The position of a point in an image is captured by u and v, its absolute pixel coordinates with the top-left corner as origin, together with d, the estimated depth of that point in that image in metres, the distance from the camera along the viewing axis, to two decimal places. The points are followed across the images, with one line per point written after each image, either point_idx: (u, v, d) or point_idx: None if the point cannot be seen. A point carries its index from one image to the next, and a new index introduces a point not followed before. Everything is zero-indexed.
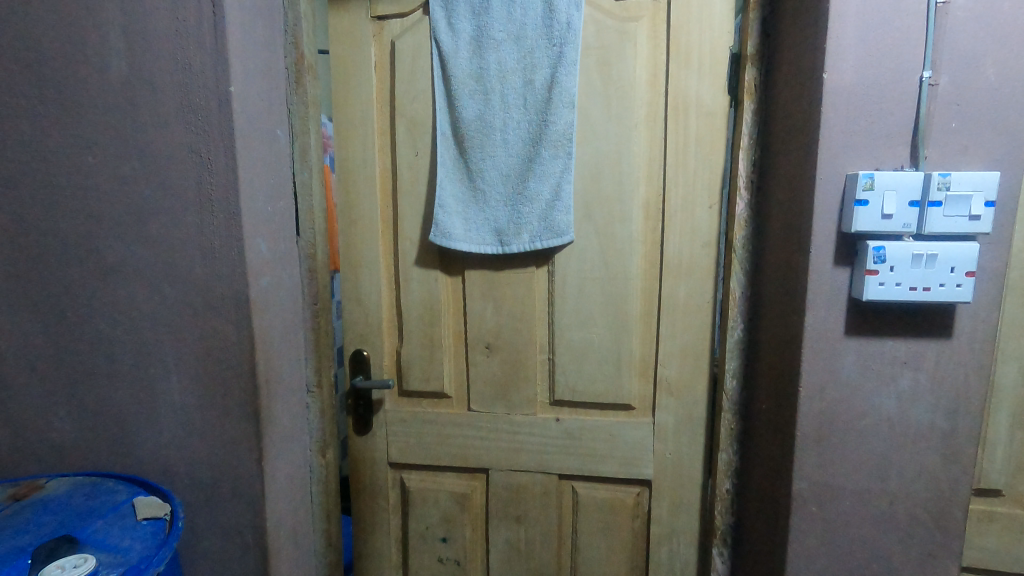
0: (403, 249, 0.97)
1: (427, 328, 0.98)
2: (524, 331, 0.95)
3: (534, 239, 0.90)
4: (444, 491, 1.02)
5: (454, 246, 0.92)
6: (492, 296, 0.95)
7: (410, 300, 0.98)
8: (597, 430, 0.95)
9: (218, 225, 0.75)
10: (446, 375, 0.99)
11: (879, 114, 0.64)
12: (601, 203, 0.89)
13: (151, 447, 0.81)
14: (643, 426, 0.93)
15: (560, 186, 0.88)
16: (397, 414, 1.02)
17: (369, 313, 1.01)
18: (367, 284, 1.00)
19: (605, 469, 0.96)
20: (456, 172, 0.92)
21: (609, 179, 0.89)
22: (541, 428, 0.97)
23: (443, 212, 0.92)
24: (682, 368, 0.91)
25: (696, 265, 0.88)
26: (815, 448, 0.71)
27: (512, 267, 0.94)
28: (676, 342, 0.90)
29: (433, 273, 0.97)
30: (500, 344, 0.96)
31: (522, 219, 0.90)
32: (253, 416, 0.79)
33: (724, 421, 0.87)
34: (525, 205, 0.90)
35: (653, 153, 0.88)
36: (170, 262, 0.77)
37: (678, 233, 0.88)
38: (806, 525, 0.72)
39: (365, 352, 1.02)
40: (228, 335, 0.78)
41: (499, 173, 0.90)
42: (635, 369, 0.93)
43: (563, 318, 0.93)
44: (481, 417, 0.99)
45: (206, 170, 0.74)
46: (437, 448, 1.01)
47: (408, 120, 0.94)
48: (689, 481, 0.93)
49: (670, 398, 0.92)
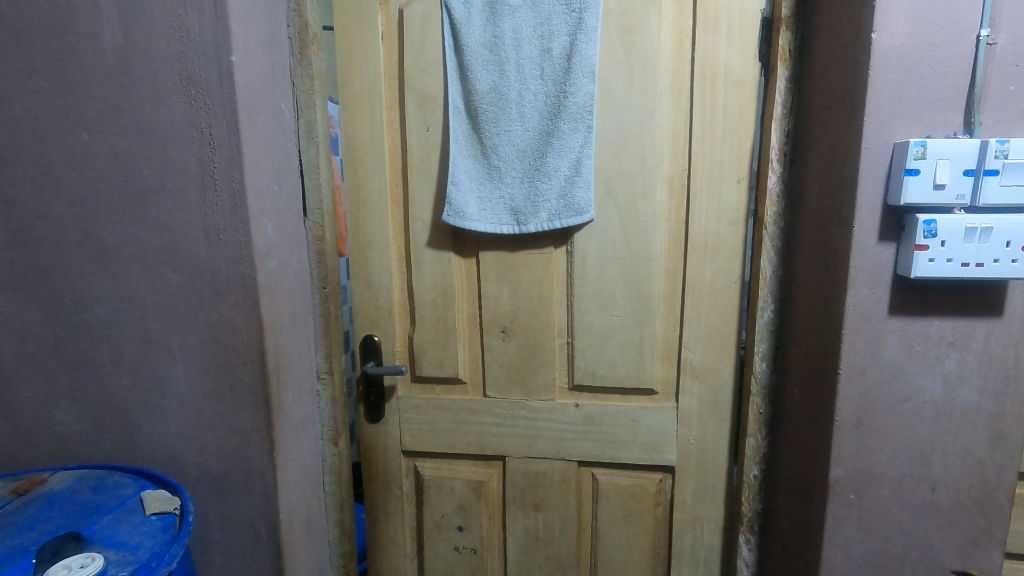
0: (414, 230, 0.94)
1: (440, 312, 0.95)
2: (541, 314, 0.92)
3: (553, 217, 0.86)
4: (459, 479, 1.00)
5: (468, 226, 0.88)
6: (508, 277, 0.92)
7: (422, 283, 0.95)
8: (618, 416, 0.92)
9: (222, 204, 0.71)
10: (460, 360, 0.96)
11: (931, 77, 0.59)
12: (624, 181, 0.85)
13: (157, 438, 0.78)
14: (666, 411, 0.90)
15: (580, 161, 0.84)
16: (410, 401, 0.99)
17: (379, 297, 0.97)
18: (377, 267, 0.96)
19: (626, 456, 0.93)
20: (470, 147, 0.88)
21: (632, 153, 0.84)
22: (561, 414, 0.94)
23: (456, 190, 0.88)
24: (707, 351, 0.87)
25: (723, 243, 0.84)
26: (855, 433, 0.67)
27: (528, 247, 0.90)
28: (701, 323, 0.86)
29: (445, 254, 0.93)
30: (517, 327, 0.93)
31: (540, 197, 0.86)
32: (263, 405, 0.76)
33: (752, 405, 0.83)
34: (543, 181, 0.85)
35: (678, 125, 0.83)
36: (172, 245, 0.73)
37: (704, 210, 0.84)
38: (844, 512, 0.69)
39: (376, 337, 0.98)
40: (236, 322, 0.74)
41: (515, 148, 0.86)
42: (658, 353, 0.89)
43: (582, 300, 0.89)
44: (497, 403, 0.96)
45: (208, 147, 0.70)
46: (452, 436, 0.99)
47: (418, 93, 0.90)
48: (714, 468, 0.90)
49: (694, 382, 0.88)
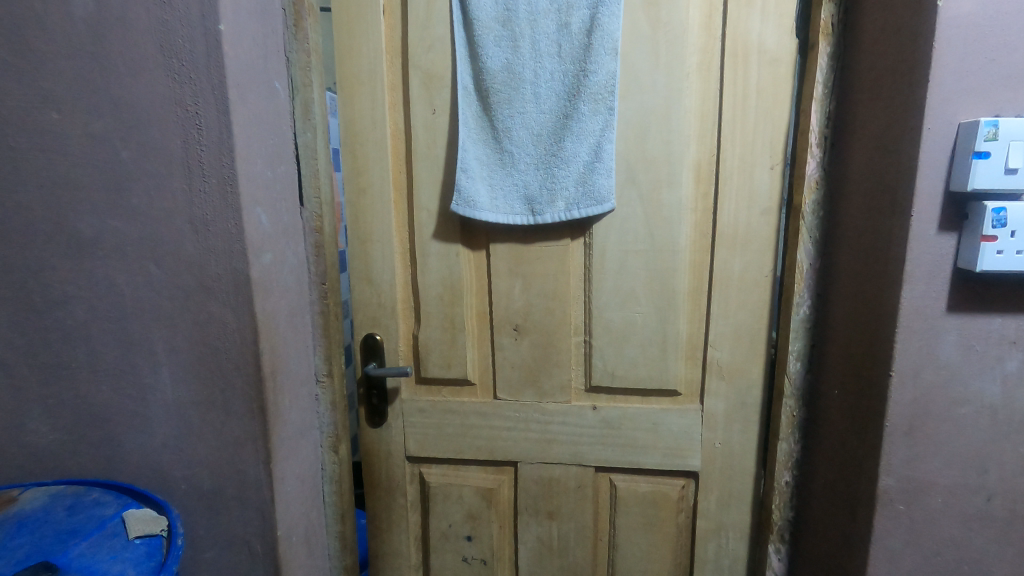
0: (419, 221, 0.87)
1: (448, 309, 0.89)
2: (556, 311, 0.86)
3: (570, 207, 0.80)
4: (467, 486, 0.94)
5: (478, 216, 0.82)
6: (521, 272, 0.86)
7: (429, 278, 0.89)
8: (639, 419, 0.86)
9: (211, 192, 0.64)
10: (469, 360, 0.91)
11: (1002, 50, 0.53)
12: (648, 169, 0.79)
13: (141, 449, 0.71)
14: (690, 414, 0.85)
15: (600, 146, 0.77)
16: (415, 404, 0.93)
17: (382, 293, 0.91)
18: (379, 261, 0.90)
19: (647, 461, 0.87)
20: (480, 131, 0.81)
21: (656, 137, 0.78)
22: (578, 417, 0.88)
23: (466, 177, 0.81)
24: (735, 350, 0.82)
25: (754, 235, 0.78)
26: (906, 440, 0.62)
27: (543, 240, 0.84)
28: (728, 320, 0.81)
29: (453, 247, 0.87)
30: (530, 325, 0.87)
31: (557, 184, 0.80)
32: (258, 413, 0.69)
33: (785, 408, 0.78)
34: (560, 168, 0.79)
35: (706, 107, 0.77)
36: (155, 237, 0.66)
37: (734, 199, 0.78)
38: (891, 523, 0.64)
39: (378, 336, 0.92)
40: (227, 322, 0.67)
41: (530, 132, 0.79)
42: (682, 351, 0.84)
43: (601, 295, 0.84)
44: (509, 406, 0.90)
45: (194, 127, 0.63)
46: (459, 440, 0.93)
47: (423, 73, 0.83)
48: (740, 473, 0.85)
49: (720, 383, 0.83)
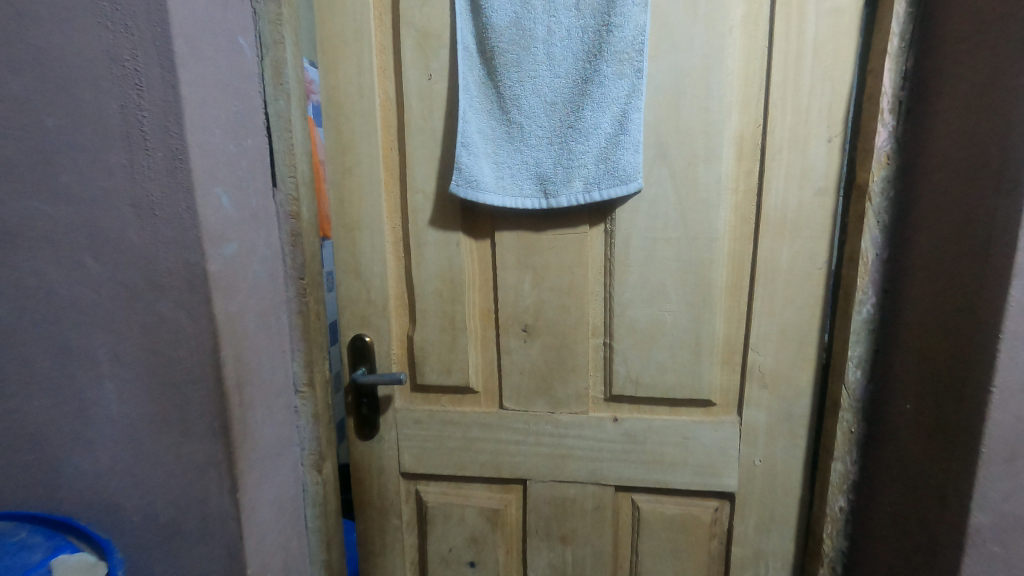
0: (414, 206, 0.76)
1: (447, 306, 0.78)
2: (572, 309, 0.75)
3: (590, 187, 0.68)
4: (470, 506, 0.83)
5: (482, 198, 0.71)
6: (531, 264, 0.74)
7: (425, 272, 0.77)
8: (666, 432, 0.75)
9: (157, 168, 0.52)
10: (471, 365, 0.80)
11: None
12: (682, 143, 0.67)
13: (85, 475, 0.60)
14: (725, 427, 0.74)
15: (626, 115, 0.66)
16: (410, 415, 0.82)
17: (371, 288, 0.79)
18: (368, 252, 0.78)
19: (675, 481, 0.76)
20: (485, 100, 0.69)
21: (692, 105, 0.66)
22: (596, 431, 0.77)
23: (468, 153, 0.70)
24: (780, 354, 0.70)
25: (806, 220, 0.67)
26: (1005, 469, 0.50)
27: (557, 227, 0.73)
28: (774, 320, 0.70)
29: (453, 235, 0.75)
30: (541, 325, 0.76)
31: (574, 161, 0.68)
32: (222, 433, 0.58)
33: (841, 422, 0.67)
34: (578, 141, 0.67)
35: (752, 69, 0.65)
36: (90, 223, 0.54)
37: (783, 178, 0.66)
38: (982, 566, 0.53)
39: (367, 338, 0.81)
40: (182, 325, 0.56)
41: (543, 99, 0.67)
42: (718, 355, 0.72)
43: (624, 291, 0.72)
44: (517, 417, 0.79)
45: (134, 87, 0.51)
46: (461, 455, 0.82)
47: (418, 32, 0.71)
48: (783, 495, 0.74)
49: (762, 392, 0.72)
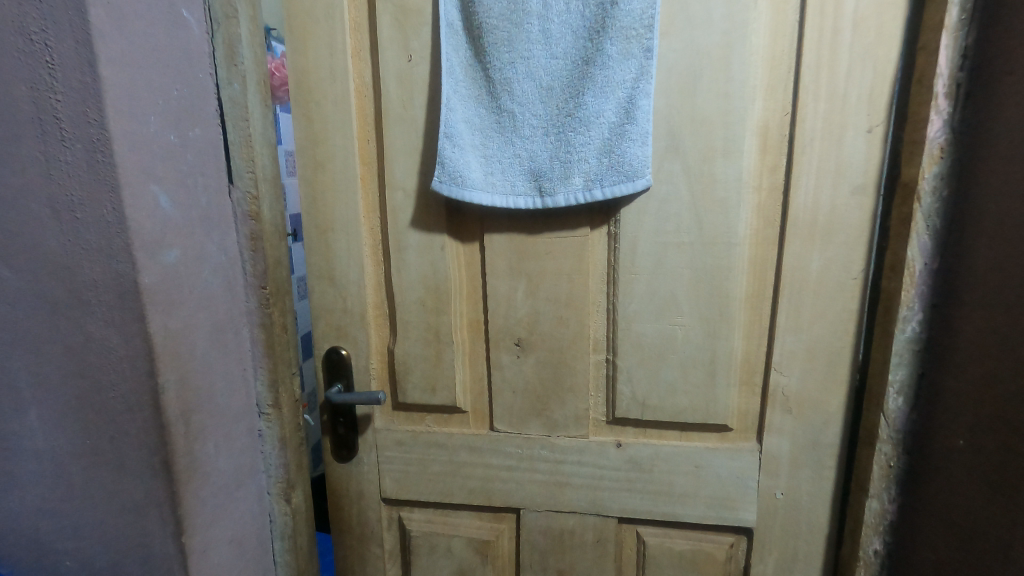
0: (394, 205, 0.67)
1: (432, 317, 0.69)
2: (571, 321, 0.66)
3: (591, 185, 0.60)
4: (457, 537, 0.75)
5: (468, 197, 0.62)
6: (525, 271, 0.66)
7: (406, 278, 0.69)
8: (676, 460, 0.67)
9: (76, 161, 0.44)
10: (458, 382, 0.71)
11: None
12: (698, 133, 0.58)
13: (12, 514, 0.53)
14: (743, 456, 0.65)
15: (633, 102, 0.57)
16: (392, 436, 0.74)
17: (347, 297, 0.71)
18: (343, 256, 0.70)
19: (685, 514, 0.68)
20: (471, 84, 0.61)
21: (710, 90, 0.57)
22: (598, 457, 0.69)
23: (452, 145, 0.61)
24: (807, 375, 0.62)
25: (840, 223, 0.58)
26: None
27: (553, 229, 0.64)
28: (801, 337, 0.61)
29: (437, 238, 0.67)
30: (536, 339, 0.68)
31: (573, 154, 0.59)
32: (163, 470, 0.50)
33: (879, 455, 0.58)
34: (577, 132, 0.59)
35: (779, 48, 0.56)
36: (5, 227, 0.46)
37: (814, 174, 0.57)
38: None
39: (344, 351, 0.73)
40: (113, 347, 0.48)
41: (537, 83, 0.59)
42: (736, 375, 0.64)
43: (630, 302, 0.64)
44: (509, 440, 0.71)
45: (47, 66, 0.43)
46: (447, 481, 0.74)
47: (396, 6, 0.62)
48: (808, 532, 0.66)
49: (786, 417, 0.63)
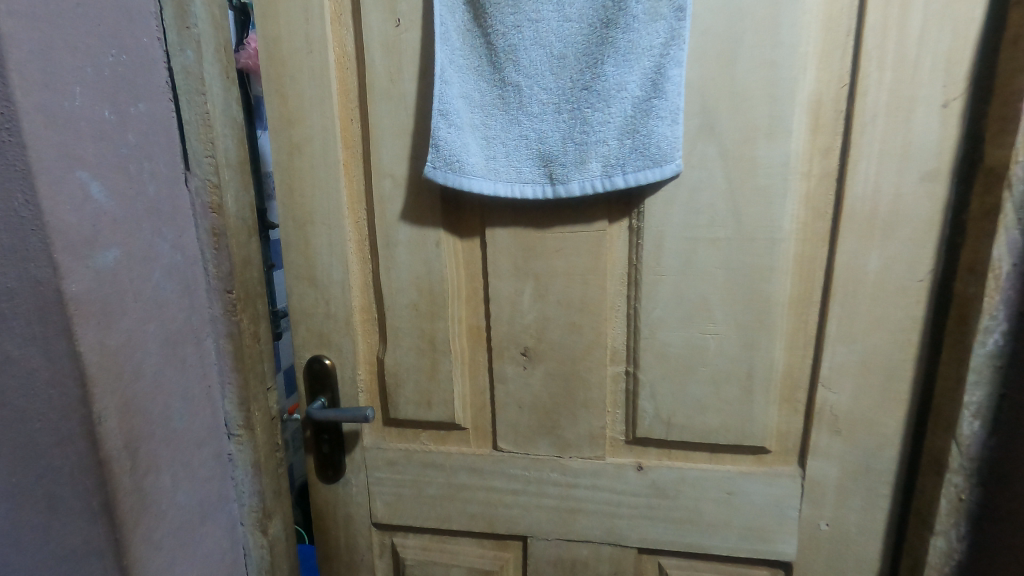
0: (381, 195, 0.58)
1: (426, 323, 0.61)
2: (586, 328, 0.58)
3: (610, 171, 0.51)
4: (457, 566, 0.68)
5: (466, 185, 0.54)
6: (533, 271, 0.57)
7: (397, 279, 0.60)
8: (706, 486, 0.59)
9: None
10: (457, 396, 0.63)
11: None
12: (738, 110, 0.49)
13: None
14: (783, 482, 0.57)
15: (661, 73, 0.48)
16: (382, 455, 0.66)
17: (331, 300, 0.63)
18: (325, 254, 0.61)
19: (715, 546, 0.60)
20: (470, 53, 0.52)
21: (752, 58, 0.48)
22: (615, 482, 0.61)
23: (447, 125, 0.52)
24: (860, 392, 0.53)
25: (905, 216, 0.49)
26: None
27: (566, 223, 0.55)
28: (854, 348, 0.53)
29: (431, 233, 0.58)
30: (546, 349, 0.59)
31: (589, 135, 0.51)
32: (104, 514, 0.42)
33: (948, 488, 0.50)
34: (594, 108, 0.50)
35: (837, 6, 0.47)
36: None
37: (876, 159, 0.49)
38: None
39: (328, 361, 0.64)
40: (36, 369, 0.39)
41: (548, 50, 0.50)
42: (776, 391, 0.56)
43: (655, 308, 0.55)
44: (515, 462, 0.63)
45: None
46: (446, 505, 0.66)
47: None
48: (856, 568, 0.58)
49: (833, 440, 0.55)
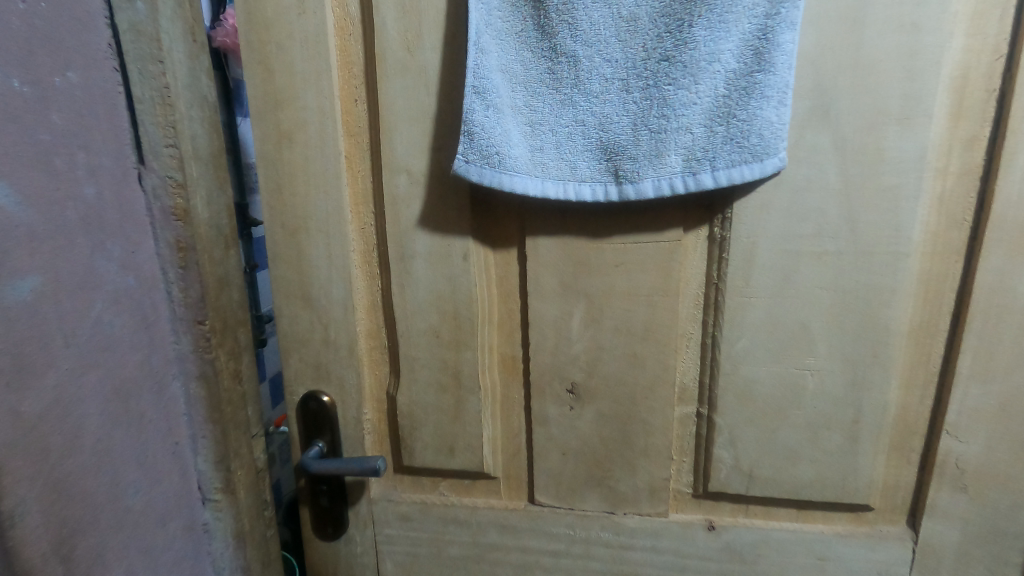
0: (394, 196, 0.47)
1: (449, 354, 0.49)
2: (651, 361, 0.47)
3: (694, 167, 0.40)
4: None
5: (506, 183, 0.42)
6: (585, 291, 0.46)
7: (413, 300, 0.49)
8: (794, 551, 0.48)
9: None
10: (487, 441, 0.52)
11: None
12: (862, 87, 0.38)
13: None
14: (890, 546, 0.47)
15: (767, 38, 0.37)
16: (394, 509, 0.55)
17: (330, 324, 0.51)
18: (323, 268, 0.49)
19: None
20: (512, 13, 0.40)
21: (885, 19, 0.37)
22: (681, 544, 0.50)
23: (483, 106, 0.41)
24: (995, 442, 0.43)
25: None
26: None
27: (629, 231, 0.44)
28: (992, 389, 0.42)
29: (458, 243, 0.47)
30: (599, 386, 0.48)
31: (668, 120, 0.39)
32: None
33: None
34: (676, 85, 0.39)
35: None
36: None
37: None
38: None
39: (326, 399, 0.53)
40: None
41: (617, 8, 0.38)
42: (887, 439, 0.45)
43: (739, 338, 0.45)
44: (557, 519, 0.52)
45: None
46: (471, 569, 0.55)
47: None
48: None
49: (957, 498, 0.45)
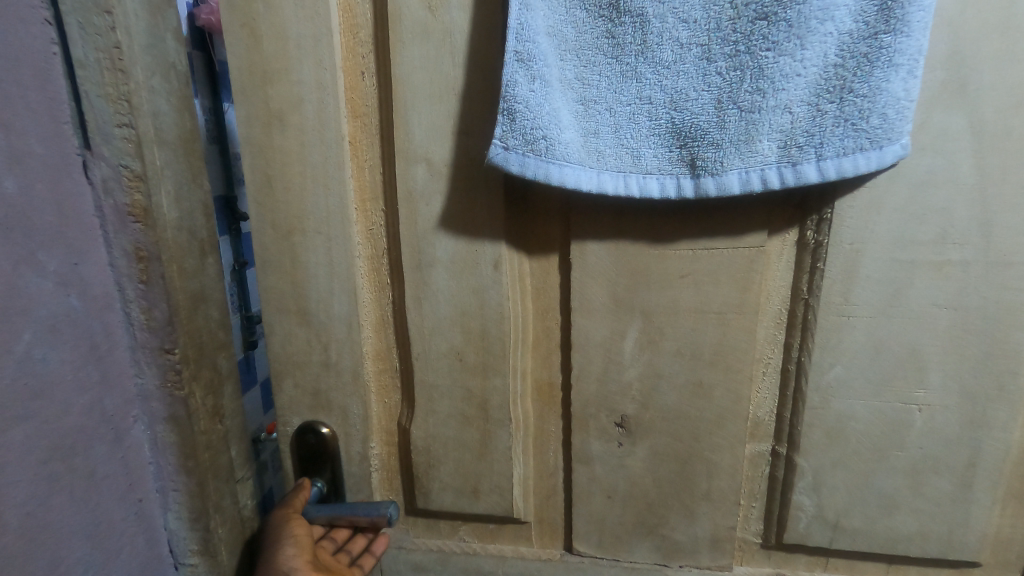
0: (410, 191, 0.38)
1: (474, 381, 0.41)
2: (721, 393, 0.39)
3: (794, 156, 0.32)
4: None
5: (555, 176, 0.33)
6: (644, 307, 0.38)
7: (431, 317, 0.40)
8: None
9: None
10: (517, 481, 0.44)
11: None
12: (1010, 55, 0.30)
13: None
14: None
15: None
16: (407, 558, 0.47)
17: (331, 344, 0.42)
18: (322, 278, 0.41)
19: None
20: None
21: None
22: None
23: (527, 78, 0.32)
24: None
25: None
26: None
27: (701, 235, 0.36)
28: None
29: (488, 249, 0.38)
30: (655, 420, 0.40)
31: (765, 95, 0.31)
32: None
33: None
34: (778, 50, 0.30)
35: None
36: None
37: None
38: None
39: (325, 431, 0.44)
40: None
41: None
42: (1007, 486, 0.38)
43: (833, 365, 0.37)
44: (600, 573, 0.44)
45: None
46: None
47: None
48: None
49: None
